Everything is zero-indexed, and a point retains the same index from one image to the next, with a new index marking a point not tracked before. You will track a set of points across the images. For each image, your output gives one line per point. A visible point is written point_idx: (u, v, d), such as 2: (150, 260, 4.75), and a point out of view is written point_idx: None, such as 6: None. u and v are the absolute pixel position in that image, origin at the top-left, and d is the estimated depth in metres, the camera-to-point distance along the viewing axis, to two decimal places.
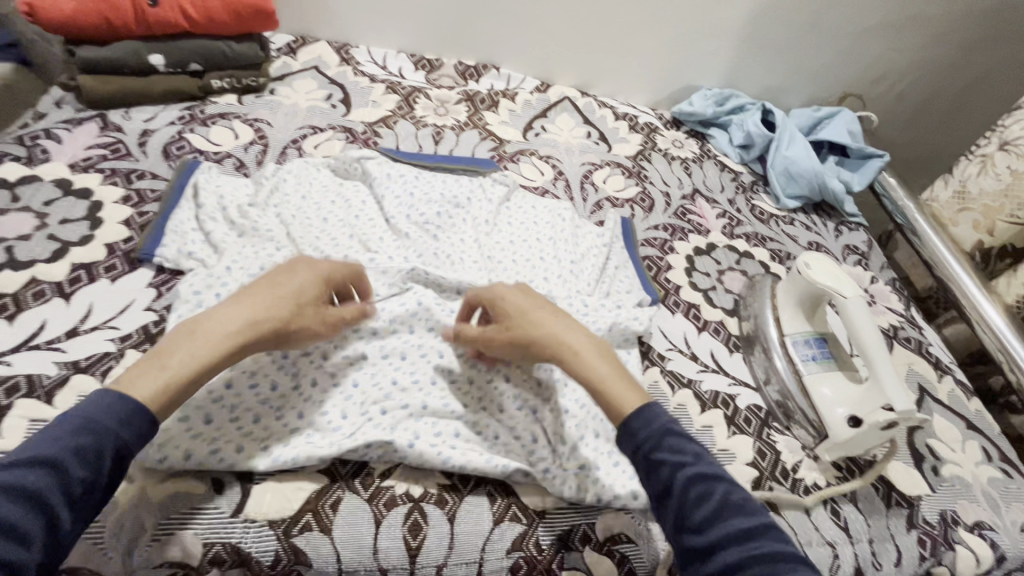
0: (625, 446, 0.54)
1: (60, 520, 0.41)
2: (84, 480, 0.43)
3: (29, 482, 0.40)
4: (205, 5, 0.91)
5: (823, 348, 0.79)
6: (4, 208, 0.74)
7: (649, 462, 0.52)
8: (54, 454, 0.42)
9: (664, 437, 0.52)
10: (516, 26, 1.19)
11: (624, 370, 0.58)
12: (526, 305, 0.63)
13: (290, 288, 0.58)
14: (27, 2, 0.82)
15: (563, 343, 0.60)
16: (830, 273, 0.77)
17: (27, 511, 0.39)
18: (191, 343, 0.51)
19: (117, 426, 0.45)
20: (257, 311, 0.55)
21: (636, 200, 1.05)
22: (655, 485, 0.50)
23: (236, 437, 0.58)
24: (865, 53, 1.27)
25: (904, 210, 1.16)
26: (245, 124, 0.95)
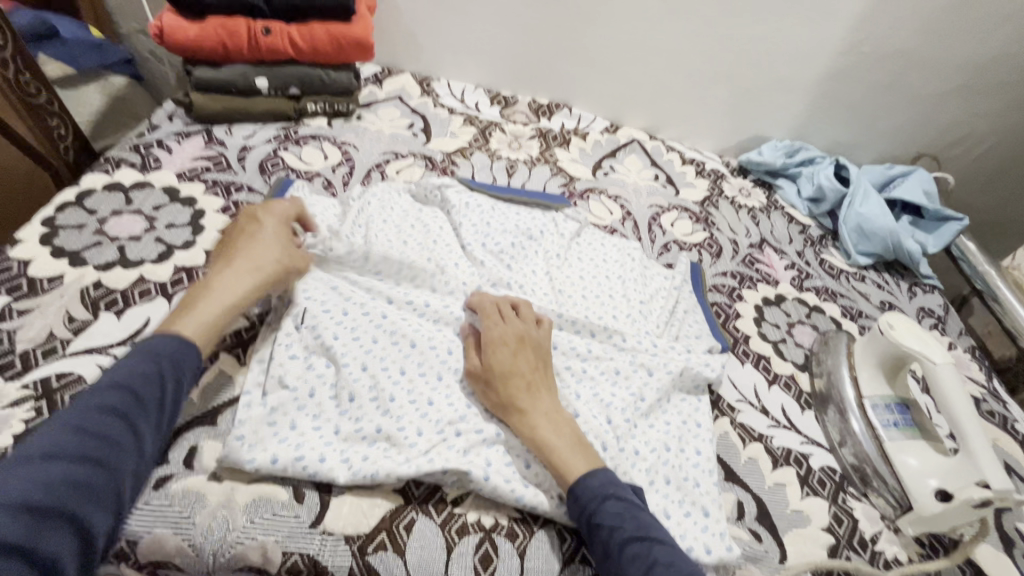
0: (571, 508, 0.59)
1: (143, 432, 0.53)
2: (160, 400, 0.54)
3: (114, 402, 0.52)
4: (311, 35, 0.98)
5: (905, 414, 0.76)
6: (119, 210, 0.79)
7: (590, 526, 0.57)
8: (126, 380, 0.53)
9: (602, 501, 0.57)
10: (591, 70, 1.24)
11: (573, 446, 0.61)
12: (506, 364, 0.66)
13: (264, 242, 0.70)
14: (160, 25, 0.93)
15: (522, 412, 0.63)
16: (916, 336, 0.75)
17: (118, 425, 0.51)
18: (210, 296, 0.63)
19: (173, 357, 0.57)
20: (250, 264, 0.67)
21: (704, 245, 1.05)
22: (598, 547, 0.56)
23: (319, 446, 0.59)
24: (942, 115, 1.25)
25: (984, 275, 1.09)
26: (334, 146, 1.00)
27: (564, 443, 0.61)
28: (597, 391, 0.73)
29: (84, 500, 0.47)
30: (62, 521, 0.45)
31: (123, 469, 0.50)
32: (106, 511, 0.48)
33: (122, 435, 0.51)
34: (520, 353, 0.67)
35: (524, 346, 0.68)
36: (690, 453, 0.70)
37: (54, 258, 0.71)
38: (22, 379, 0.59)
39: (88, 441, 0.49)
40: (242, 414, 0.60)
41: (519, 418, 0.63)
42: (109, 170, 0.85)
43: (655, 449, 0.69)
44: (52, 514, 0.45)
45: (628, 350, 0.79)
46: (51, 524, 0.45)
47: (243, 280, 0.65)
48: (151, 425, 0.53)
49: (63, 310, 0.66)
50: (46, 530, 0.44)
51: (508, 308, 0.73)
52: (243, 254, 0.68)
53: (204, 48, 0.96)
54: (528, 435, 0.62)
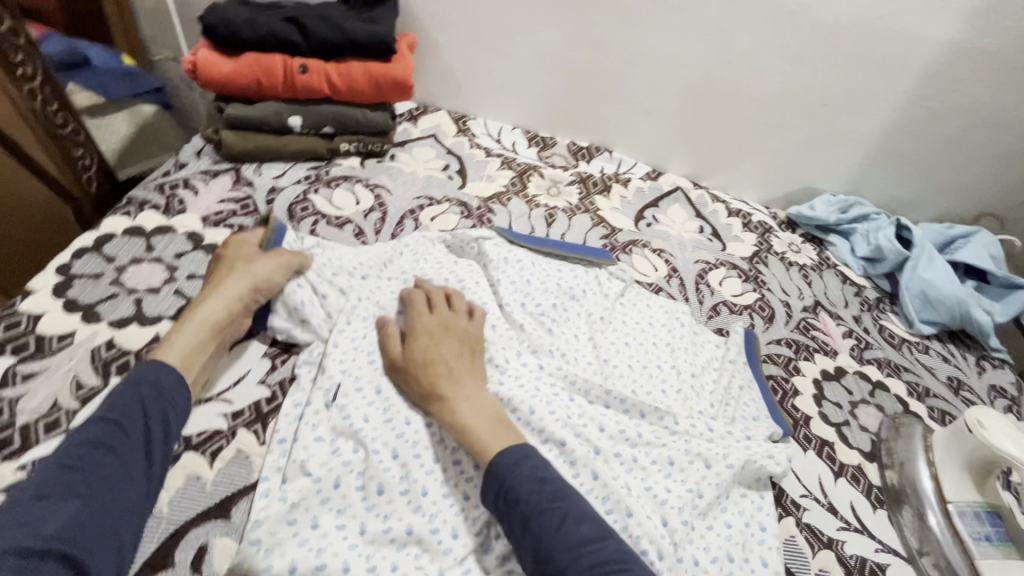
0: (487, 486, 0.56)
1: (129, 460, 0.51)
2: (145, 427, 0.53)
3: (98, 434, 0.51)
4: (349, 75, 0.94)
5: (997, 526, 0.69)
6: (139, 257, 0.75)
7: (506, 502, 0.54)
8: (110, 412, 0.53)
9: (514, 469, 0.55)
10: (635, 113, 1.18)
11: (493, 427, 0.60)
12: (429, 352, 0.66)
13: (236, 262, 0.71)
14: (194, 61, 0.91)
15: (443, 397, 0.62)
16: (1008, 433, 0.68)
17: (102, 456, 0.50)
18: (186, 321, 0.63)
19: (155, 377, 0.57)
20: (225, 284, 0.68)
21: (755, 307, 0.98)
22: (515, 519, 0.54)
23: (344, 550, 0.53)
24: (1009, 175, 1.17)
25: None
26: (366, 189, 0.95)
27: (484, 424, 0.60)
28: (649, 485, 0.65)
29: (74, 539, 0.46)
30: (56, 562, 0.45)
31: (115, 503, 0.49)
32: (105, 552, 0.47)
33: (109, 465, 0.50)
34: (444, 342, 0.67)
35: (451, 336, 0.68)
36: (755, 565, 0.62)
37: (66, 312, 0.67)
38: (19, 459, 0.54)
39: (73, 476, 0.49)
40: (260, 513, 0.54)
41: (440, 402, 0.62)
42: (131, 213, 0.80)
43: (716, 559, 0.62)
44: (42, 556, 0.44)
45: (682, 434, 0.71)
46: (39, 567, 0.44)
47: (215, 302, 0.66)
48: (139, 453, 0.52)
49: (70, 374, 0.61)
50: (35, 573, 0.43)
51: (439, 300, 0.73)
52: (214, 280, 0.69)
53: (237, 84, 0.92)
54: (448, 420, 0.61)
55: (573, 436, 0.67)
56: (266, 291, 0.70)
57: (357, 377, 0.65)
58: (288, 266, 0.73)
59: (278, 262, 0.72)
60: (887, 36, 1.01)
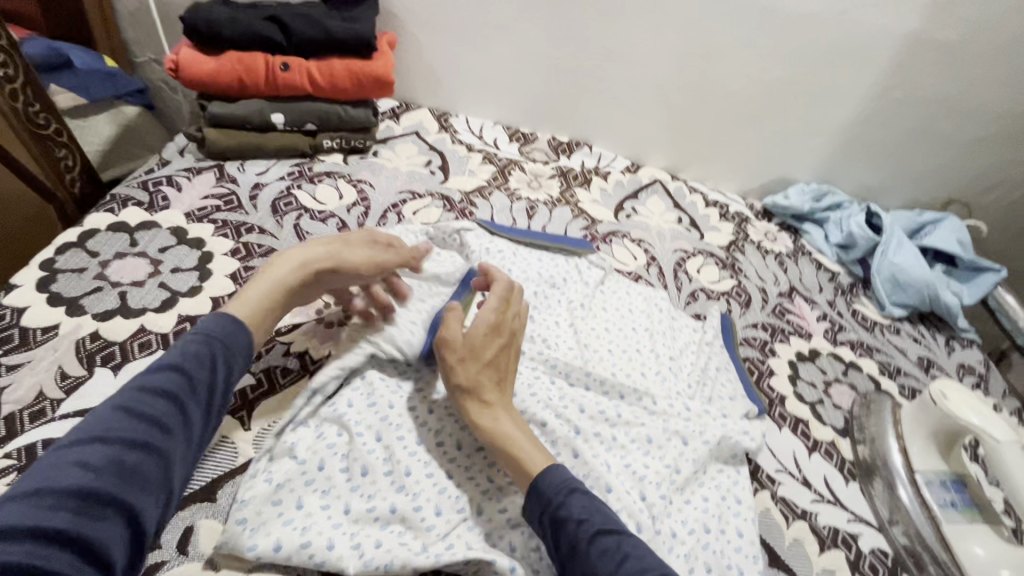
0: (532, 506, 0.55)
1: (190, 414, 0.50)
2: (209, 381, 0.52)
3: (162, 383, 0.49)
4: (330, 70, 0.96)
5: (962, 493, 0.72)
6: (123, 252, 0.76)
7: (556, 525, 0.53)
8: (178, 361, 0.51)
9: (569, 494, 0.54)
10: (614, 109, 1.21)
11: (534, 442, 0.59)
12: (492, 355, 0.63)
13: (326, 238, 0.69)
14: (176, 60, 0.91)
15: (487, 404, 0.61)
16: (970, 405, 0.71)
17: (166, 407, 0.48)
18: (261, 281, 0.62)
19: (225, 332, 0.55)
20: (310, 255, 0.66)
21: (732, 293, 1.01)
22: (564, 545, 0.51)
23: (328, 529, 0.54)
24: (974, 164, 1.21)
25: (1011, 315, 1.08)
26: (350, 185, 0.97)
27: (529, 439, 0.60)
28: (628, 462, 0.67)
29: (131, 487, 0.43)
30: (113, 509, 0.42)
31: (172, 456, 0.47)
32: (154, 503, 0.44)
33: (172, 418, 0.48)
34: (504, 350, 0.65)
35: (511, 344, 0.66)
36: (731, 536, 0.64)
37: (51, 306, 0.67)
38: (6, 447, 0.55)
39: (136, 424, 0.46)
40: (247, 493, 0.55)
41: (480, 405, 0.61)
42: (115, 210, 0.81)
43: (694, 530, 0.64)
44: (99, 501, 0.41)
45: (659, 414, 0.73)
46: (98, 511, 0.41)
47: (299, 267, 0.64)
48: (198, 407, 0.50)
49: (56, 365, 0.62)
50: (94, 518, 0.40)
51: (510, 300, 0.69)
52: (301, 244, 0.67)
53: (219, 83, 0.93)
54: (487, 425, 0.60)
55: (553, 417, 0.69)
56: (346, 272, 0.67)
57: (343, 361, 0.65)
58: (384, 265, 0.71)
59: (374, 261, 0.70)
60: (854, 28, 1.05)
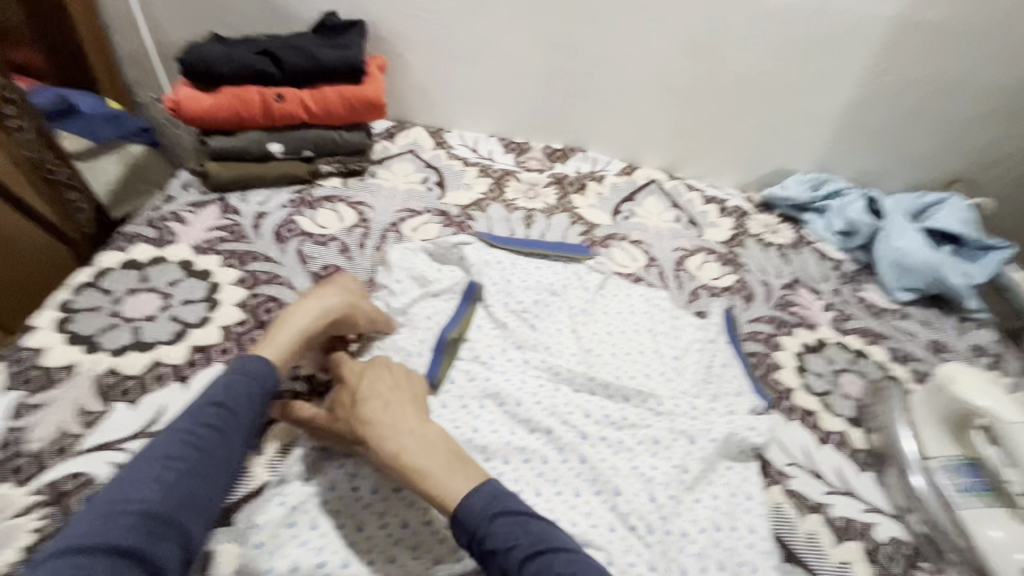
0: (463, 538, 0.52)
1: (235, 445, 0.55)
2: (250, 414, 0.57)
3: (209, 416, 0.55)
4: (323, 98, 0.98)
5: (979, 477, 0.69)
6: (135, 288, 0.79)
7: (484, 556, 0.50)
8: (224, 396, 0.56)
9: (491, 521, 0.51)
10: (605, 113, 1.22)
11: (446, 468, 0.55)
12: (357, 390, 0.62)
13: (336, 288, 0.74)
14: (175, 100, 0.94)
15: (380, 441, 0.57)
16: (976, 388, 0.71)
17: (215, 438, 0.54)
18: (284, 327, 0.66)
19: (263, 371, 0.60)
20: (328, 303, 0.70)
21: (734, 289, 1.01)
22: (498, 574, 0.49)
23: (343, 546, 0.56)
24: (975, 141, 1.20)
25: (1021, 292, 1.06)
26: (349, 207, 0.99)
27: (437, 465, 0.55)
28: (636, 465, 0.68)
29: (187, 511, 0.49)
30: (173, 532, 0.48)
31: (220, 483, 0.53)
32: (203, 525, 0.50)
33: (217, 448, 0.53)
34: (373, 377, 0.64)
35: (377, 371, 0.65)
36: (744, 532, 0.64)
37: (69, 345, 0.70)
38: (34, 483, 0.57)
39: (191, 453, 0.52)
40: (263, 518, 0.58)
41: (376, 447, 0.57)
42: (125, 248, 0.84)
43: (705, 529, 0.64)
44: (164, 524, 0.47)
45: (666, 415, 0.74)
46: (162, 534, 0.47)
47: (315, 313, 0.69)
48: (241, 439, 0.56)
49: (76, 402, 0.65)
50: (159, 537, 0.47)
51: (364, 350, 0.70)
52: (314, 292, 0.72)
53: (218, 118, 0.96)
54: (393, 463, 0.56)
55: (558, 424, 0.70)
56: (357, 320, 0.72)
57: None
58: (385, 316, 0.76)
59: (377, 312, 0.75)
60: (838, 15, 1.05)
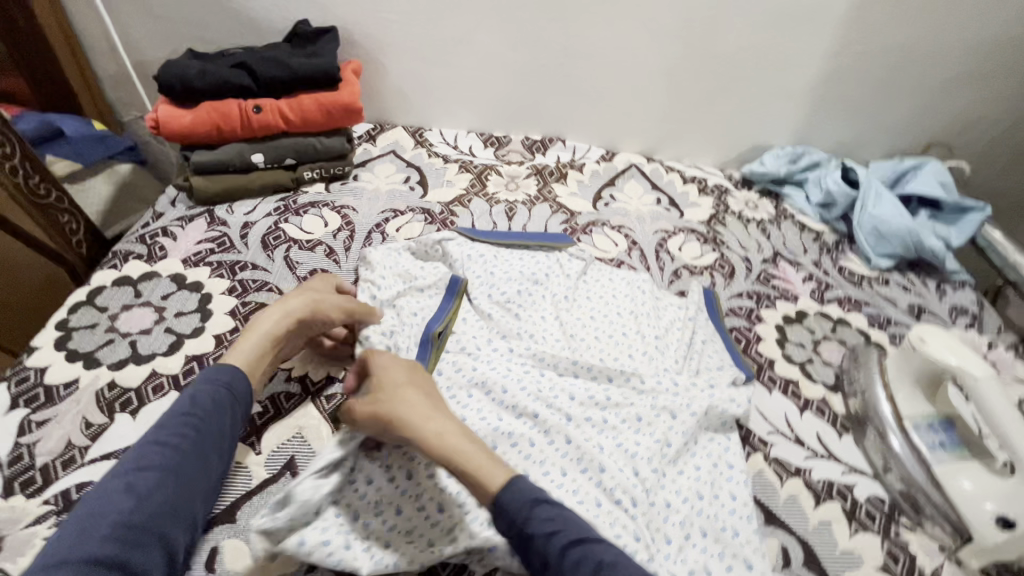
0: (499, 523, 0.55)
1: (209, 453, 0.59)
2: (221, 422, 0.61)
3: (181, 426, 0.59)
4: (301, 107, 1.00)
5: (950, 433, 0.73)
6: (129, 304, 0.81)
7: (523, 540, 0.54)
8: (193, 406, 0.61)
9: (534, 508, 0.54)
10: (582, 102, 1.24)
11: (487, 455, 0.59)
12: (397, 380, 0.65)
13: (302, 291, 0.77)
14: (155, 118, 0.97)
15: (416, 427, 0.60)
16: (950, 348, 0.72)
17: (187, 447, 0.58)
18: (248, 334, 0.70)
19: (231, 378, 0.65)
20: (290, 306, 0.74)
21: (715, 266, 1.03)
22: (535, 559, 0.53)
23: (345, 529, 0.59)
24: (948, 105, 1.21)
25: (998, 250, 1.07)
26: (334, 212, 1.01)
27: (481, 452, 0.59)
28: (620, 442, 0.70)
29: (164, 519, 0.54)
30: (151, 538, 0.52)
31: (197, 489, 0.57)
32: (182, 530, 0.55)
33: (190, 456, 0.58)
34: (411, 372, 0.67)
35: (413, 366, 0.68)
36: (725, 500, 0.67)
37: (69, 362, 0.73)
38: (44, 494, 0.61)
39: (161, 464, 0.56)
40: (304, 495, 0.58)
41: (418, 432, 0.60)
42: (117, 265, 0.87)
43: (688, 499, 0.66)
44: (142, 532, 0.52)
45: (648, 392, 0.76)
46: (140, 541, 0.51)
47: (279, 317, 0.72)
48: (215, 446, 0.60)
49: (79, 416, 0.68)
50: (136, 545, 0.51)
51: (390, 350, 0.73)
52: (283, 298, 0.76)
53: (198, 133, 0.98)
54: (436, 449, 0.59)
55: (544, 408, 0.72)
56: (325, 316, 0.74)
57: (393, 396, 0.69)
58: (357, 308, 0.77)
59: (347, 306, 0.76)
60: None
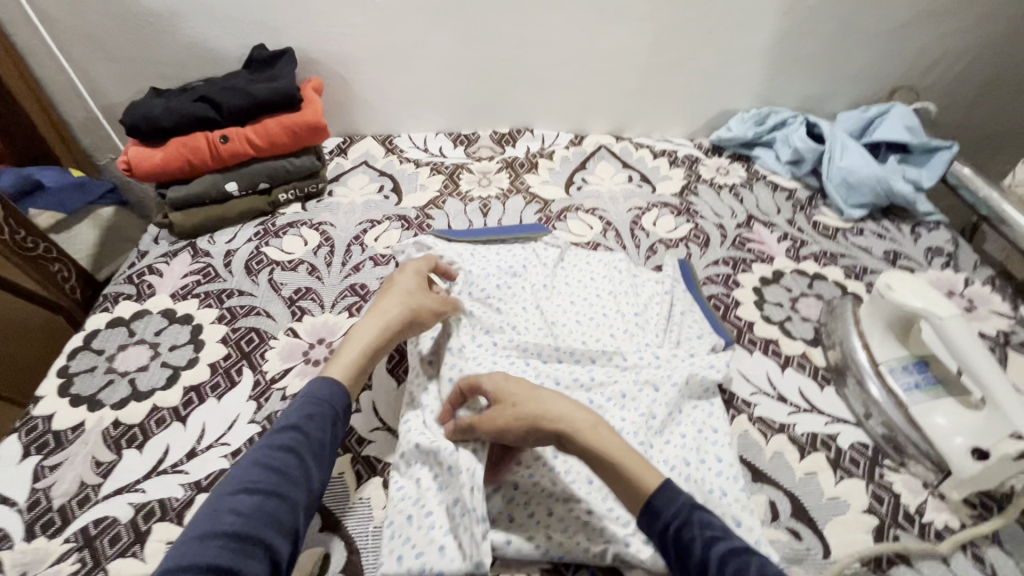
0: (648, 524, 0.58)
1: (310, 466, 0.60)
2: (322, 436, 0.63)
3: (286, 440, 0.61)
4: (266, 130, 1.02)
5: (925, 373, 0.74)
6: (125, 343, 0.84)
7: (681, 547, 0.55)
8: (298, 421, 0.62)
9: (696, 515, 0.56)
10: (545, 90, 1.25)
11: (634, 456, 0.61)
12: (529, 386, 0.67)
13: (398, 295, 0.77)
14: (127, 161, 0.99)
15: (568, 424, 0.63)
16: (917, 292, 0.73)
17: (293, 461, 0.59)
18: (349, 347, 0.72)
19: (328, 394, 0.67)
20: (388, 316, 0.75)
21: (690, 237, 1.05)
22: (693, 566, 0.53)
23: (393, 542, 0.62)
24: (907, 48, 1.22)
25: (969, 188, 1.09)
26: (312, 230, 1.03)
27: (628, 451, 0.62)
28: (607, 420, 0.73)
29: (273, 529, 0.54)
30: (257, 547, 0.52)
31: (299, 502, 0.58)
32: (285, 540, 0.55)
33: (295, 469, 0.59)
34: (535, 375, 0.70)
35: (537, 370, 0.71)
36: (711, 463, 0.69)
37: (73, 407, 0.76)
38: (64, 533, 0.64)
39: (270, 477, 0.57)
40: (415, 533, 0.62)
41: (568, 434, 0.63)
42: (109, 307, 0.90)
43: (675, 466, 0.69)
44: (251, 541, 0.52)
45: (631, 368, 0.78)
46: (250, 551, 0.52)
47: (377, 329, 0.74)
48: (315, 459, 0.61)
49: (90, 456, 0.71)
50: (246, 555, 0.51)
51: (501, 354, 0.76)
52: (379, 305, 0.77)
53: (171, 170, 1.01)
54: (591, 450, 0.62)
55: None
56: (420, 322, 0.76)
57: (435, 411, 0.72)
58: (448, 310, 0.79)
59: (440, 310, 0.78)
60: None
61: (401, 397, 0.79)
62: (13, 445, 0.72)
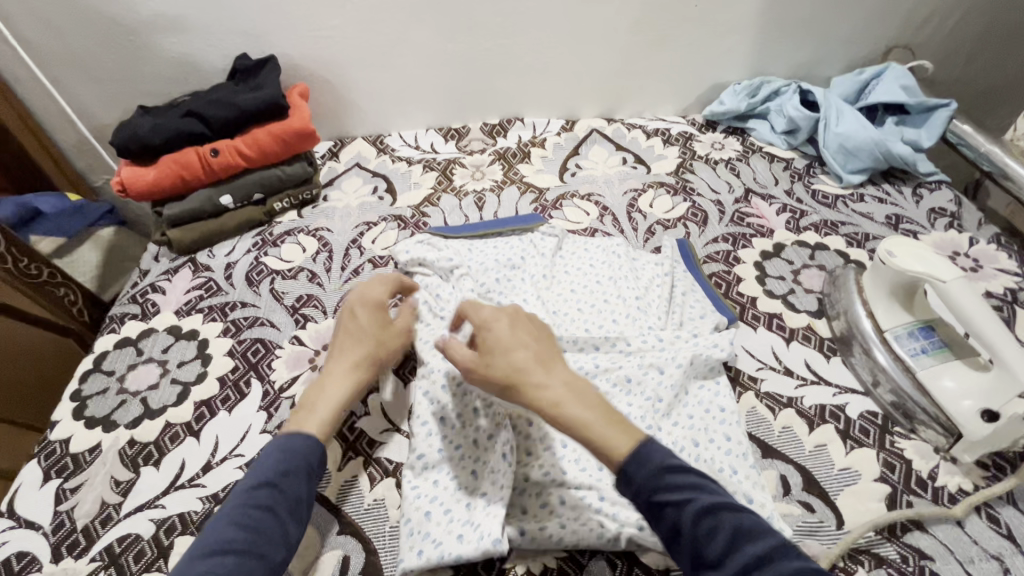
0: (625, 492, 0.54)
1: (288, 522, 0.58)
2: (299, 492, 0.60)
3: (263, 498, 0.58)
4: (256, 141, 1.02)
5: (931, 338, 0.74)
6: (134, 363, 0.86)
7: (652, 507, 0.52)
8: (273, 478, 0.60)
9: (666, 477, 0.52)
10: (532, 77, 1.23)
11: (608, 422, 0.57)
12: (505, 342, 0.63)
13: (363, 332, 0.77)
14: (120, 181, 0.99)
15: (535, 386, 0.59)
16: (918, 257, 0.72)
17: (268, 519, 0.57)
18: (322, 398, 0.70)
19: (306, 449, 0.64)
20: (356, 358, 0.75)
21: (688, 216, 1.04)
22: (665, 526, 0.51)
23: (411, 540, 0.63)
24: (900, 6, 1.19)
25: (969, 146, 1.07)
26: (309, 236, 1.04)
27: (593, 416, 0.57)
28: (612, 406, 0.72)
29: None
30: None
31: (275, 560, 0.56)
32: None
33: (271, 528, 0.57)
34: (518, 328, 0.65)
35: (520, 323, 0.66)
36: (720, 441, 0.69)
37: (89, 429, 0.78)
38: (90, 553, 0.66)
39: (245, 536, 0.55)
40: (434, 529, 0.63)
41: (533, 395, 0.59)
42: (116, 328, 0.91)
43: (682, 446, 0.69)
44: None
45: (636, 352, 0.78)
46: None
47: (349, 375, 0.73)
48: (292, 515, 0.59)
49: (108, 476, 0.72)
50: None
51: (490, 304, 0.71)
52: (346, 346, 0.76)
53: (165, 186, 1.01)
54: (552, 413, 0.58)
55: None
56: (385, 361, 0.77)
57: (443, 408, 0.72)
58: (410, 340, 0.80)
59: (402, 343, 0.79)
60: None
61: (407, 396, 0.80)
62: (34, 470, 0.74)
